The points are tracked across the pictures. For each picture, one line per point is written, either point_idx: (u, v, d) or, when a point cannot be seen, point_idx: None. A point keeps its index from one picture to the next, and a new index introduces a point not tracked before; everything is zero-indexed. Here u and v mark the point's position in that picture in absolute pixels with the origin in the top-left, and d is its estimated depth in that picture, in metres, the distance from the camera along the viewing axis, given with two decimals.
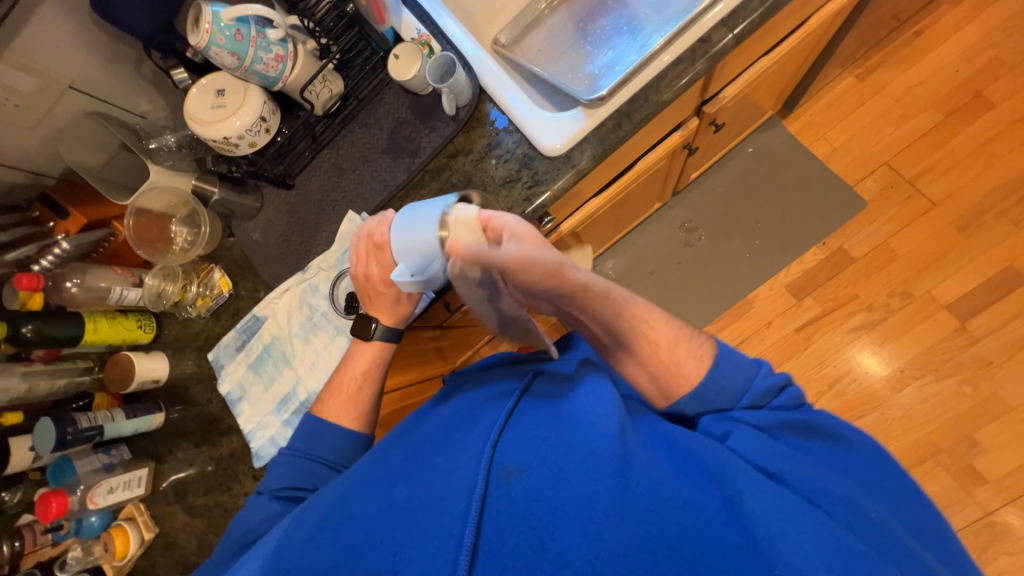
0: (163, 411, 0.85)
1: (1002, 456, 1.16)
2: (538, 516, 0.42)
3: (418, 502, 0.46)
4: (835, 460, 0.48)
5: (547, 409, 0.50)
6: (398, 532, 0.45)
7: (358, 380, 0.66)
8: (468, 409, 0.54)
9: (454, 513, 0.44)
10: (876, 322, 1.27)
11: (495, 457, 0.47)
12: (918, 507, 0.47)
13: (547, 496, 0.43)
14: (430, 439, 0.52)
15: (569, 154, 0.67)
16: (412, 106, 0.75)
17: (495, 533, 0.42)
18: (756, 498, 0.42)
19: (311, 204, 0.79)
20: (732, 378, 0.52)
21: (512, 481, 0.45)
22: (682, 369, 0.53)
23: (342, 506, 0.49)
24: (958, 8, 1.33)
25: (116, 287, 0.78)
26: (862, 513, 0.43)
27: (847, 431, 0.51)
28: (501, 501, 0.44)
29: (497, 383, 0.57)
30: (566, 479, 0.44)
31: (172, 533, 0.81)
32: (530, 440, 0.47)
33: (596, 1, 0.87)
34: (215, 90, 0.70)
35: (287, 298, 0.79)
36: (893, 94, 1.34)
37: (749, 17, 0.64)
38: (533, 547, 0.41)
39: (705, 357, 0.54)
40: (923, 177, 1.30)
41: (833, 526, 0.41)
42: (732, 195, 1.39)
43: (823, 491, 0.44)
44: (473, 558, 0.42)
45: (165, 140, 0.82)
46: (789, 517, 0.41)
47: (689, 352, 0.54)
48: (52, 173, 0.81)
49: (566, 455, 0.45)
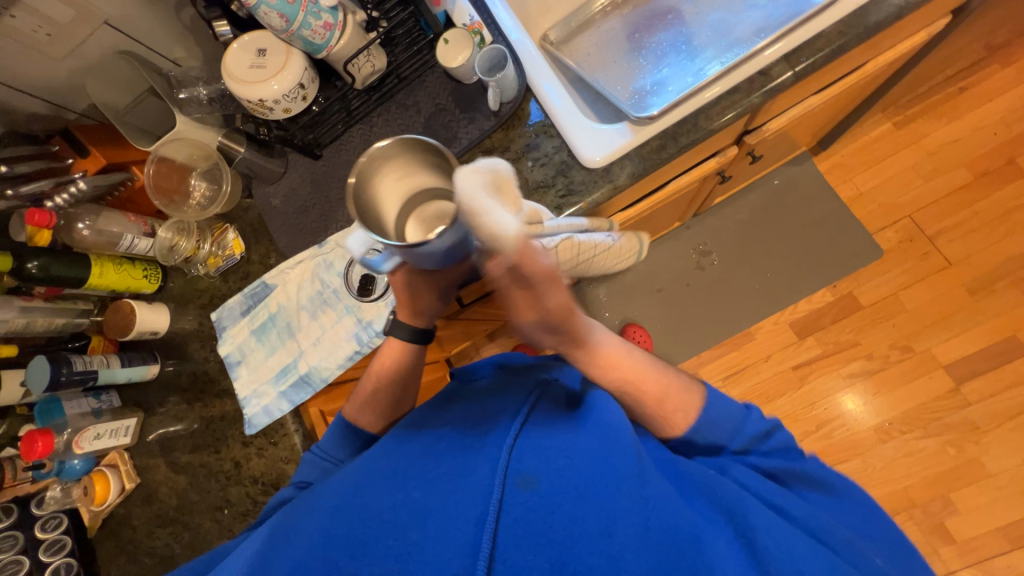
0: (158, 363, 0.84)
1: (973, 519, 1.18)
2: (557, 529, 0.42)
3: (432, 503, 0.45)
4: (820, 504, 0.54)
5: (565, 421, 0.51)
6: (411, 532, 0.44)
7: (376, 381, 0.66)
8: (483, 412, 0.55)
9: (472, 514, 0.44)
10: (873, 371, 1.28)
11: (511, 463, 0.47)
12: (890, 545, 0.54)
13: (569, 508, 0.43)
14: (441, 438, 0.52)
15: (608, 168, 0.66)
16: (454, 94, 0.73)
17: (511, 543, 0.42)
18: (768, 533, 0.45)
19: (337, 177, 0.77)
20: (722, 423, 0.56)
21: (530, 489, 0.44)
22: (672, 417, 0.56)
23: (353, 497, 0.48)
24: (1007, 70, 1.31)
25: (128, 235, 0.76)
26: (855, 555, 0.48)
27: (829, 476, 0.56)
28: (518, 508, 0.44)
29: (513, 390, 0.58)
30: (586, 492, 0.44)
31: (153, 487, 0.81)
32: (547, 449, 0.47)
33: (652, 13, 0.85)
34: (257, 49, 0.69)
35: (299, 269, 0.78)
36: (928, 147, 1.33)
37: (812, 56, 0.62)
38: (552, 562, 0.41)
39: (693, 408, 0.56)
40: (943, 235, 1.29)
41: (836, 563, 0.45)
42: (751, 224, 1.38)
43: (814, 529, 0.49)
44: (490, 563, 0.41)
45: (197, 91, 0.81)
46: (797, 554, 0.44)
47: (680, 403, 0.57)
48: (74, 108, 0.79)
49: (585, 469, 0.45)
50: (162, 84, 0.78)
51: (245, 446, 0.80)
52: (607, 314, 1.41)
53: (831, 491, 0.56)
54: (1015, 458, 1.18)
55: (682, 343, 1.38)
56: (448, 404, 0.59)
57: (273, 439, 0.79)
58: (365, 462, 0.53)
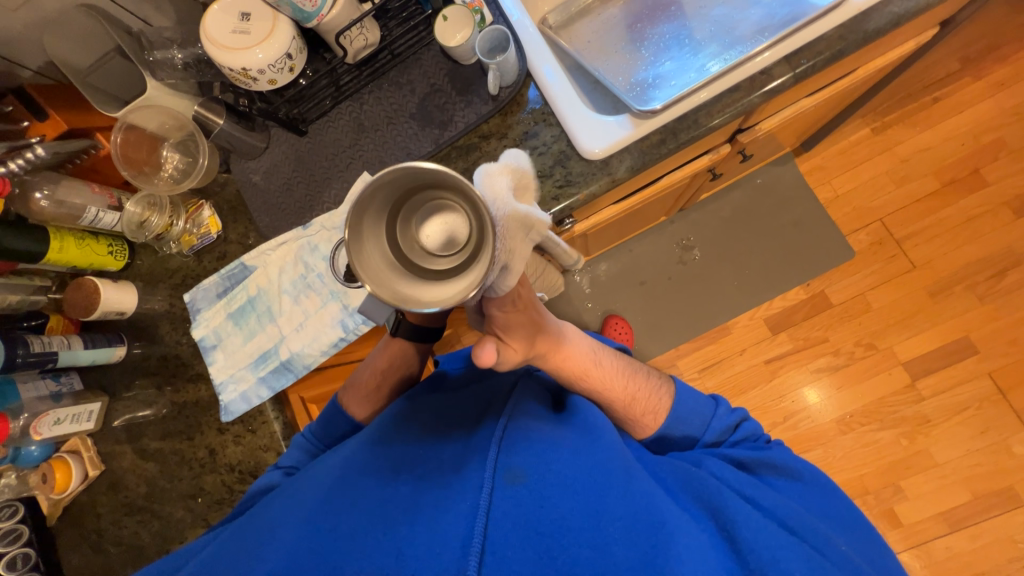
0: (125, 345, 0.79)
1: (919, 504, 1.27)
2: (546, 522, 0.43)
3: (422, 497, 0.46)
4: (795, 492, 0.54)
5: (551, 421, 0.54)
6: (399, 527, 0.43)
7: (378, 377, 0.66)
8: (473, 415, 0.57)
9: (461, 510, 0.44)
10: (838, 366, 1.35)
11: (501, 458, 0.47)
12: (867, 538, 0.53)
13: (556, 502, 0.44)
14: (430, 434, 0.54)
15: (607, 160, 0.65)
16: (451, 75, 0.71)
17: (500, 536, 0.42)
18: (750, 527, 0.45)
19: (323, 156, 0.74)
20: (690, 419, 0.60)
21: (519, 483, 0.45)
22: (642, 420, 0.61)
23: (341, 490, 0.48)
24: (977, 83, 1.37)
25: (91, 207, 0.71)
26: (830, 543, 0.47)
27: (799, 466, 0.57)
28: (507, 503, 0.44)
29: (499, 393, 0.59)
30: (577, 487, 0.45)
31: (119, 474, 0.77)
32: (535, 444, 0.49)
33: (653, 4, 0.84)
34: (239, 14, 0.64)
35: (281, 252, 0.75)
36: (901, 154, 1.38)
37: (812, 59, 0.63)
38: (539, 554, 0.41)
39: (662, 410, 0.61)
40: (910, 239, 1.36)
41: (807, 550, 0.45)
42: (733, 221, 1.41)
43: (800, 523, 0.48)
44: (481, 560, 0.40)
45: (172, 55, 0.75)
46: (782, 547, 0.44)
47: (648, 406, 0.61)
48: (29, 62, 0.71)
49: (575, 467, 0.47)
50: (132, 45, 0.71)
51: (221, 434, 0.77)
52: (590, 305, 1.42)
53: (801, 479, 0.56)
54: (960, 450, 1.27)
55: (660, 335, 1.41)
56: (433, 400, 0.61)
57: (252, 427, 0.76)
58: (349, 456, 0.53)
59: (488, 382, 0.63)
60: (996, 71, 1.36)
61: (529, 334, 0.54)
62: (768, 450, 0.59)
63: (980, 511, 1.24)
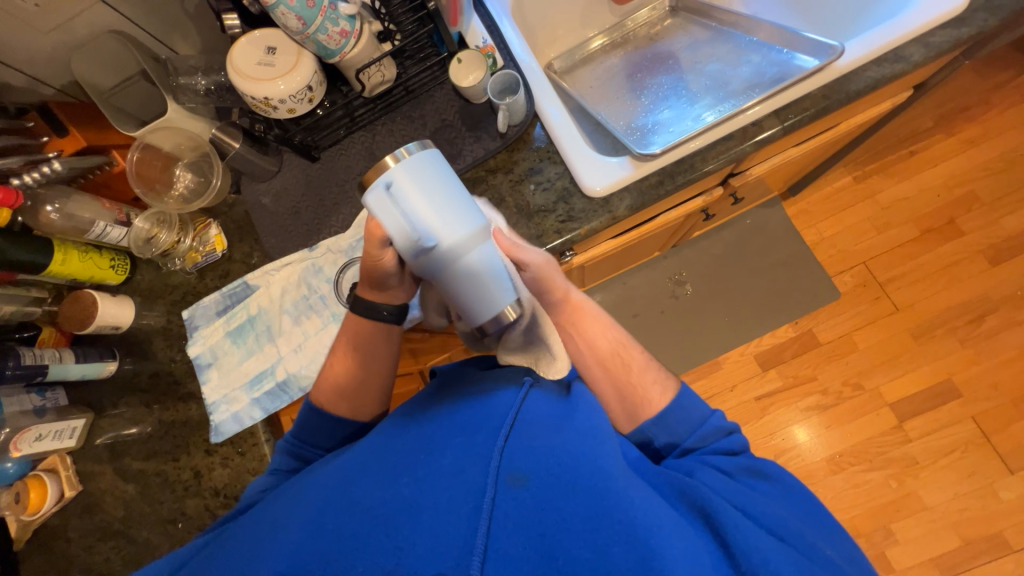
0: (117, 360, 0.78)
1: (910, 549, 1.26)
2: (546, 524, 0.43)
3: (423, 500, 0.46)
4: (789, 504, 0.50)
5: (550, 421, 0.53)
6: (402, 527, 0.44)
7: (360, 407, 0.64)
8: (469, 412, 0.55)
9: (464, 512, 0.44)
10: (827, 406, 1.36)
11: (502, 462, 0.48)
12: (857, 552, 0.49)
13: (555, 504, 0.45)
14: (428, 436, 0.53)
15: (608, 198, 0.68)
16: (462, 112, 0.75)
17: (502, 534, 0.43)
18: (743, 531, 0.44)
19: (334, 182, 0.77)
20: (690, 413, 0.57)
21: (520, 486, 0.46)
22: (650, 392, 0.58)
23: (342, 493, 0.48)
24: (949, 141, 1.46)
25: (100, 221, 0.72)
26: (817, 550, 0.46)
27: (786, 476, 0.53)
28: (509, 505, 0.45)
29: (494, 388, 0.59)
30: (575, 491, 0.45)
31: (96, 496, 0.74)
32: (538, 449, 0.49)
33: (650, 60, 0.92)
34: (266, 47, 0.67)
35: (285, 272, 0.76)
36: (882, 202, 1.46)
37: (799, 114, 0.67)
38: (541, 554, 0.42)
39: (669, 389, 0.59)
40: (892, 283, 1.41)
41: (793, 556, 0.44)
42: (724, 258, 1.45)
43: (789, 529, 0.46)
44: (484, 559, 0.42)
45: (194, 81, 0.77)
46: (773, 551, 0.43)
47: (654, 379, 0.59)
48: (54, 82, 0.74)
49: (575, 470, 0.47)
50: (158, 70, 0.75)
51: (209, 455, 0.75)
52: None
53: (790, 489, 0.52)
54: (948, 493, 1.27)
55: None
56: (425, 405, 0.59)
57: (241, 449, 0.74)
58: (349, 460, 0.52)
59: (489, 378, 0.61)
60: (966, 130, 1.46)
61: (549, 279, 0.57)
62: (761, 459, 0.54)
63: (970, 558, 1.24)
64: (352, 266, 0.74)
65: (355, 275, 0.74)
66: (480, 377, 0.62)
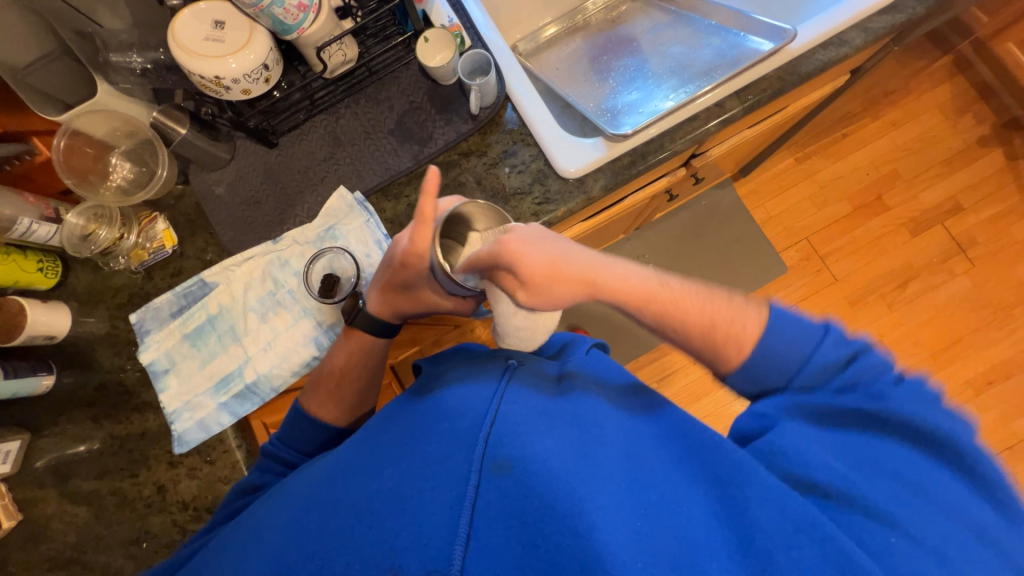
0: (53, 374, 0.70)
1: None
2: (532, 510, 0.42)
3: (407, 489, 0.45)
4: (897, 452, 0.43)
5: (534, 403, 0.51)
6: (385, 519, 0.43)
7: (337, 378, 0.64)
8: (456, 402, 0.53)
9: (447, 501, 0.43)
10: None
11: (487, 449, 0.47)
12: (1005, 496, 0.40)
13: (537, 492, 0.43)
14: (411, 429, 0.52)
15: (582, 179, 0.69)
16: (430, 94, 0.73)
17: (485, 526, 0.42)
18: (763, 506, 0.40)
19: (296, 170, 0.72)
20: (792, 343, 0.49)
21: (506, 473, 0.45)
22: (725, 345, 0.51)
23: (328, 489, 0.47)
24: (875, 123, 1.60)
25: (24, 219, 0.64)
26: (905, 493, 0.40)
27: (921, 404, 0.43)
28: (490, 493, 0.44)
29: (481, 373, 0.57)
30: (563, 477, 0.44)
31: (39, 525, 0.66)
32: (523, 435, 0.47)
33: (612, 43, 0.94)
34: (213, 22, 0.61)
35: (246, 267, 0.71)
36: (820, 180, 1.57)
37: (757, 95, 0.70)
38: (524, 545, 0.41)
39: (750, 335, 0.50)
40: (831, 256, 1.53)
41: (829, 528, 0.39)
42: (683, 239, 1.52)
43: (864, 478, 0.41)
44: (467, 548, 0.40)
45: (131, 60, 0.70)
46: (795, 535, 0.38)
47: (730, 330, 0.51)
48: None
49: (561, 458, 0.45)
50: (85, 49, 0.68)
51: (172, 468, 0.69)
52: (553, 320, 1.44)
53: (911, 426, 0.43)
54: None
55: (622, 346, 1.45)
56: (415, 399, 0.58)
57: (211, 457, 0.70)
58: (341, 455, 0.52)
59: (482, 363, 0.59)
60: (889, 113, 1.60)
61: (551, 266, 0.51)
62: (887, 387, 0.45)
63: None
64: (321, 257, 0.70)
65: (326, 265, 0.70)
66: (468, 364, 0.60)
